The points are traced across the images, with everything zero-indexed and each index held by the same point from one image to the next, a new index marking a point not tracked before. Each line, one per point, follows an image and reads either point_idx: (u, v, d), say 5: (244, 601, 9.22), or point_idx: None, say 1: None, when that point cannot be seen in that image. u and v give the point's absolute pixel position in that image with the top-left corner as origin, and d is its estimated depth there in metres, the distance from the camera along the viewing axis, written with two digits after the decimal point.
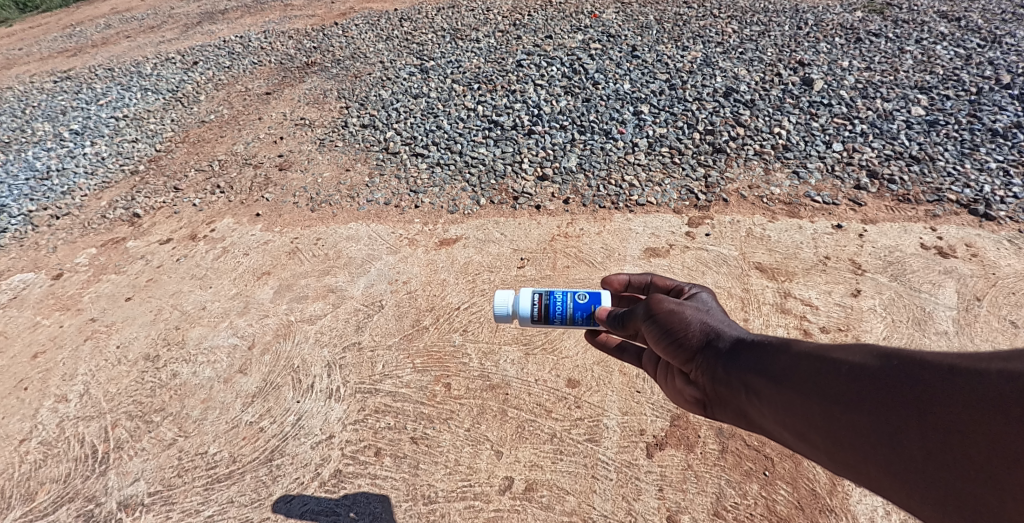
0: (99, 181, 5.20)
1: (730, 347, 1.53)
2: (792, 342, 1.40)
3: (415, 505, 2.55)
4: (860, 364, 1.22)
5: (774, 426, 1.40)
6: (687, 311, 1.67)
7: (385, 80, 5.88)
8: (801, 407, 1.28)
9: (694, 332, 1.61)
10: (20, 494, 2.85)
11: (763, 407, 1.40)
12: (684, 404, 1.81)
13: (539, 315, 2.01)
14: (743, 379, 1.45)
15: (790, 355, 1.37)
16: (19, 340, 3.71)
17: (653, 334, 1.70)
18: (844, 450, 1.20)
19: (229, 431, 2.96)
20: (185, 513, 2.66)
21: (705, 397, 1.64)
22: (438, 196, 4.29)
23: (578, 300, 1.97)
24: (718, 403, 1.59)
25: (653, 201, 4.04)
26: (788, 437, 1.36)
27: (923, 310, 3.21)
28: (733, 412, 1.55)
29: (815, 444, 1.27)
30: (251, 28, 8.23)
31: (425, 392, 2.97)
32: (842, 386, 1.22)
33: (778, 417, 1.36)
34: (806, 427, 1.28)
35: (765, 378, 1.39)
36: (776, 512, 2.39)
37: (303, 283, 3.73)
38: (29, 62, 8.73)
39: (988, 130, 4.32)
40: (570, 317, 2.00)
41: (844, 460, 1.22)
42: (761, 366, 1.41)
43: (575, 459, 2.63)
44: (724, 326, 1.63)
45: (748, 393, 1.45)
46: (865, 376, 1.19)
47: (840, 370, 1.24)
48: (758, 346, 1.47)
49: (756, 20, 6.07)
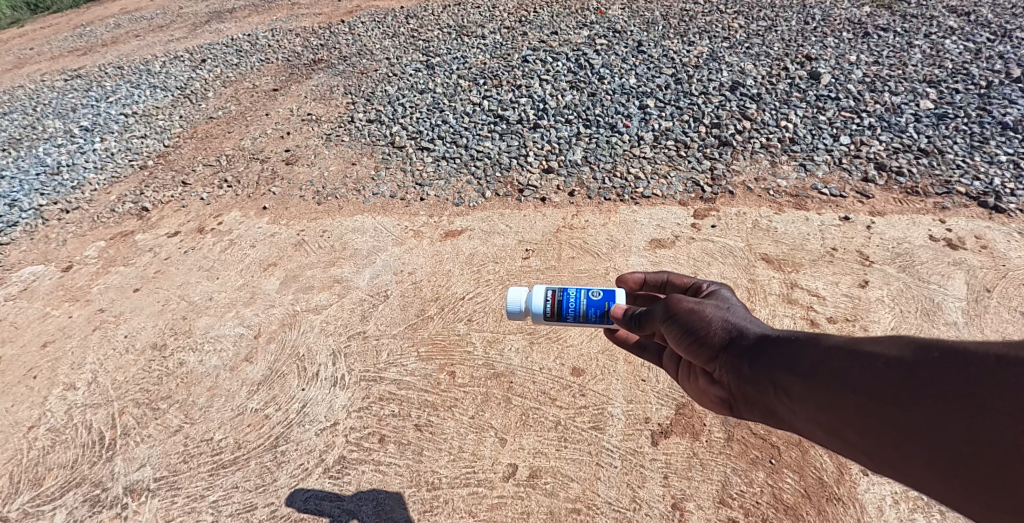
0: (109, 176, 5.25)
1: (755, 344, 1.47)
2: (820, 336, 1.35)
3: (419, 491, 2.55)
4: (896, 356, 1.15)
5: (806, 426, 1.34)
6: (708, 309, 1.62)
7: (392, 76, 5.90)
8: (834, 404, 1.23)
9: (716, 330, 1.56)
10: (28, 479, 2.88)
11: (793, 406, 1.35)
12: (709, 404, 1.76)
13: (552, 312, 1.98)
14: (771, 377, 1.40)
15: (820, 350, 1.31)
16: (29, 330, 3.75)
17: (673, 334, 1.65)
18: (882, 449, 1.14)
19: (235, 417, 2.98)
20: (191, 498, 2.68)
21: (730, 396, 1.59)
22: (444, 189, 4.30)
23: (591, 297, 1.94)
24: (746, 403, 1.54)
25: (659, 193, 4.02)
26: (821, 436, 1.30)
27: (931, 301, 3.18)
28: (761, 411, 1.50)
29: (851, 442, 1.21)
30: (259, 26, 8.28)
31: (429, 380, 2.97)
32: (876, 381, 1.16)
33: (810, 415, 1.30)
34: (841, 426, 1.22)
35: (794, 375, 1.33)
36: (782, 501, 2.37)
37: (309, 275, 3.75)
38: (40, 61, 8.82)
39: (998, 123, 4.28)
40: (583, 314, 1.96)
41: (883, 458, 1.15)
42: (790, 362, 1.36)
43: (580, 446, 2.62)
44: (746, 322, 1.58)
45: (777, 391, 1.39)
46: (900, 370, 1.13)
47: (874, 364, 1.18)
48: (784, 342, 1.42)
49: (763, 16, 6.04)
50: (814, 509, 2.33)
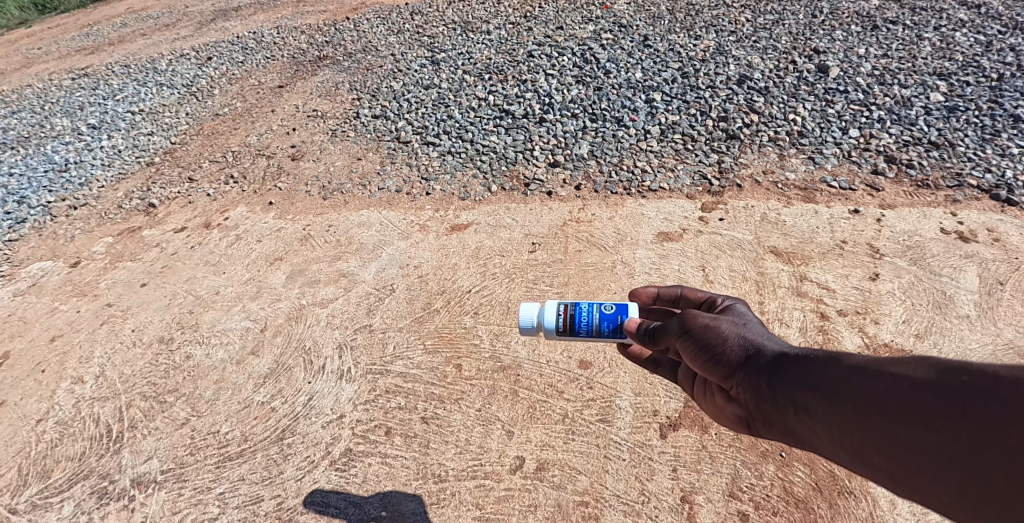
0: (116, 172, 5.27)
1: (773, 362, 1.43)
2: (841, 356, 1.31)
3: (426, 483, 2.54)
4: (922, 378, 1.12)
5: (827, 447, 1.28)
6: (724, 325, 1.57)
7: (397, 72, 5.89)
8: (857, 425, 1.18)
9: (733, 347, 1.51)
10: (37, 471, 2.89)
11: (814, 426, 1.30)
12: (727, 423, 1.69)
13: (564, 327, 1.95)
14: (791, 396, 1.35)
15: (842, 369, 1.27)
16: (37, 324, 3.76)
17: (688, 351, 1.60)
18: (911, 475, 1.09)
19: (241, 410, 2.98)
20: (198, 490, 2.68)
21: (748, 415, 1.53)
22: (449, 183, 4.29)
23: (603, 310, 1.91)
24: (763, 422, 1.48)
25: (666, 187, 4.00)
26: (843, 458, 1.25)
27: (944, 294, 3.14)
28: (779, 431, 1.44)
29: (875, 466, 1.17)
30: (264, 24, 8.29)
31: (436, 373, 2.96)
32: (903, 404, 1.12)
33: (832, 436, 1.25)
34: (864, 448, 1.17)
35: (815, 394, 1.29)
36: (793, 494, 2.34)
37: (315, 269, 3.74)
38: (48, 61, 8.87)
39: (1010, 115, 4.22)
40: (596, 328, 1.92)
41: (911, 482, 1.10)
42: (811, 382, 1.31)
43: (587, 439, 2.60)
44: (764, 339, 1.53)
45: (797, 410, 1.34)
46: (928, 393, 1.09)
47: (899, 386, 1.14)
48: (803, 361, 1.37)
49: (770, 9, 5.99)
50: (825, 503, 2.30)
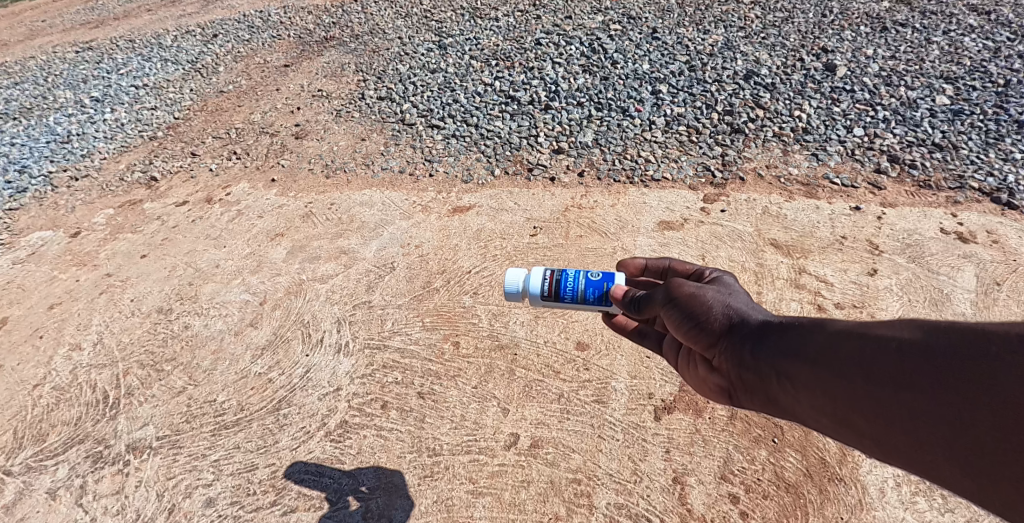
0: (119, 145, 5.26)
1: (758, 330, 1.43)
2: (827, 322, 1.31)
3: (420, 456, 2.56)
4: (908, 339, 1.11)
5: (812, 414, 1.28)
6: (709, 294, 1.58)
7: (404, 55, 5.88)
8: (840, 390, 1.18)
9: (717, 315, 1.52)
10: (32, 435, 2.90)
11: (797, 392, 1.30)
12: (710, 394, 1.71)
13: (550, 293, 1.95)
14: (774, 363, 1.35)
15: (827, 335, 1.26)
16: (36, 292, 3.76)
17: (673, 320, 1.61)
18: (894, 439, 1.09)
19: (238, 381, 2.99)
20: (192, 457, 2.69)
21: (730, 384, 1.54)
22: (452, 166, 4.30)
23: (590, 277, 1.92)
24: (746, 391, 1.49)
25: (668, 177, 4.00)
26: (828, 425, 1.25)
27: (940, 292, 3.16)
28: (762, 399, 1.45)
29: (860, 431, 1.17)
30: (271, 3, 8.25)
31: (433, 350, 2.98)
32: (889, 367, 1.11)
33: (815, 403, 1.25)
34: (847, 412, 1.17)
35: (798, 361, 1.29)
36: (784, 478, 2.36)
37: (315, 246, 3.74)
38: (53, 33, 8.82)
39: (1014, 121, 4.21)
40: (581, 295, 1.93)
41: (894, 445, 1.10)
42: (795, 348, 1.31)
43: (582, 419, 2.62)
44: (748, 308, 1.54)
45: (779, 378, 1.35)
46: (913, 352, 1.08)
47: (886, 347, 1.13)
48: (788, 328, 1.37)
49: (780, 7, 5.97)
50: (815, 488, 2.32)
